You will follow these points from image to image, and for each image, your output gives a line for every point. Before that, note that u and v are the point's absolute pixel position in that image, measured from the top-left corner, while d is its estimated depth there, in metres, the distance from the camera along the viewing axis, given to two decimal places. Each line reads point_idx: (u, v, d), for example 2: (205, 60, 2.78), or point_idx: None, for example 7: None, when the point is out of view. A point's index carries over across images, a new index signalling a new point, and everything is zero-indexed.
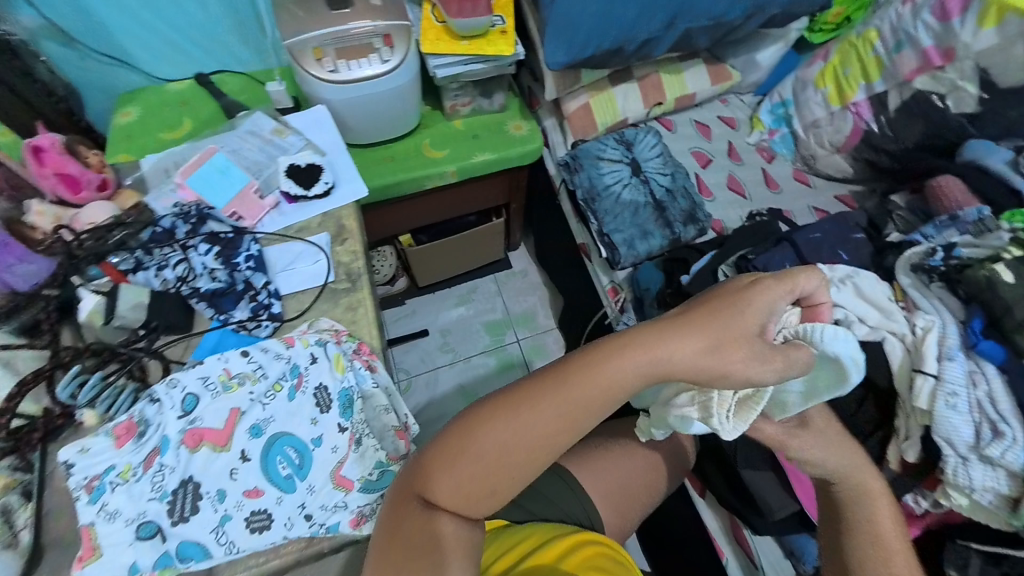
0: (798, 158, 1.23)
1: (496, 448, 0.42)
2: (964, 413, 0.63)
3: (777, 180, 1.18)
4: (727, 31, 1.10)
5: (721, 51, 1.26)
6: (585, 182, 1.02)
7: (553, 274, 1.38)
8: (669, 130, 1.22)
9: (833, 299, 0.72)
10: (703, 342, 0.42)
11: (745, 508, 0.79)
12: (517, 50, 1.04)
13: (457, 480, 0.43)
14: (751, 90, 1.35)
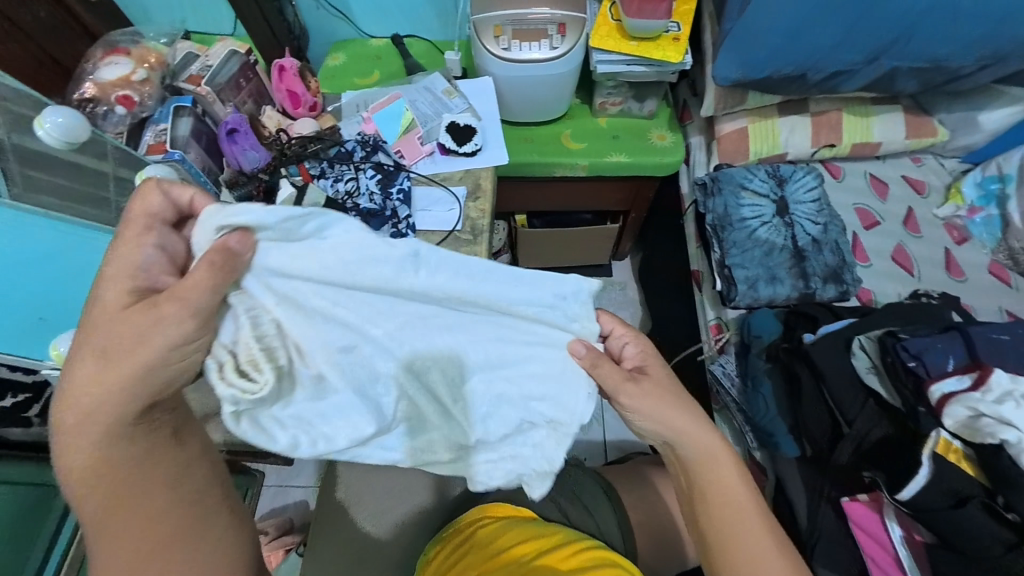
0: (1001, 248, 1.01)
1: (101, 454, 0.44)
2: None
3: (962, 267, 0.99)
4: (946, 78, 0.93)
5: (931, 101, 1.07)
6: (719, 208, 0.95)
7: (652, 294, 1.33)
8: (834, 177, 1.08)
9: (1003, 416, 0.57)
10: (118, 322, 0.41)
11: None
12: (685, 59, 1.01)
13: (107, 513, 0.45)
14: (958, 154, 1.12)
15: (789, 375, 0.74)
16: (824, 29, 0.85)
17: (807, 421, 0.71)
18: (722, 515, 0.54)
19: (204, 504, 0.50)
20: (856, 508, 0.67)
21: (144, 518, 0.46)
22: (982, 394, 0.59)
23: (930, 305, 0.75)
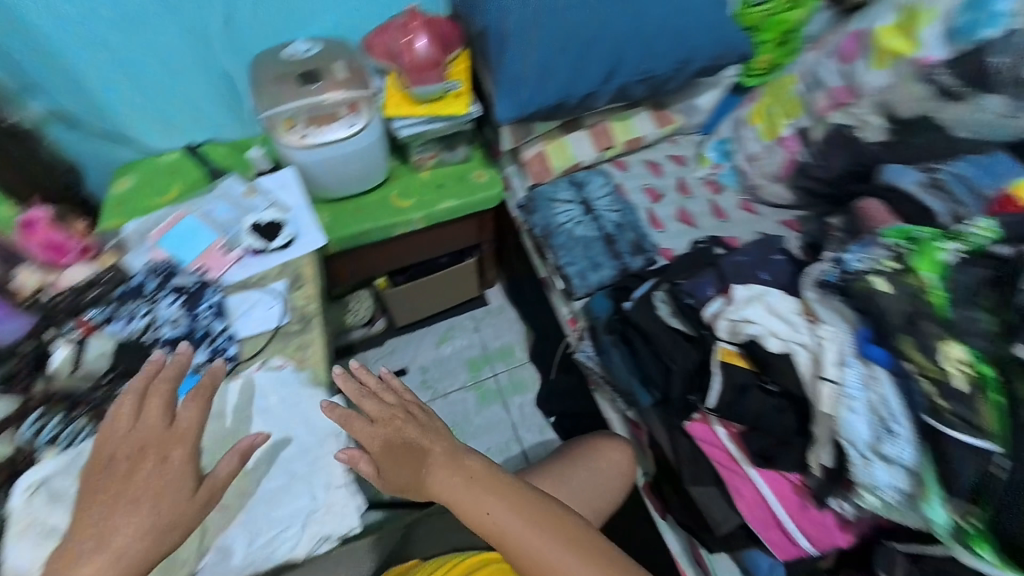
0: (743, 189, 1.23)
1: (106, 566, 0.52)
2: (862, 414, 0.66)
3: (725, 211, 1.22)
4: (661, 82, 1.21)
5: (663, 98, 1.38)
6: (540, 221, 1.12)
7: (526, 309, 1.43)
8: (622, 170, 1.30)
9: (740, 317, 0.77)
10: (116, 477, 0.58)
11: (692, 524, 0.77)
12: (473, 108, 1.14)
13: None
14: (696, 130, 1.42)
15: (624, 340, 0.87)
16: (562, 70, 1.09)
17: (650, 374, 0.83)
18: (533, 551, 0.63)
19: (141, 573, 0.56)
20: (698, 425, 0.78)
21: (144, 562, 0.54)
22: (728, 301, 0.80)
23: (703, 249, 0.93)
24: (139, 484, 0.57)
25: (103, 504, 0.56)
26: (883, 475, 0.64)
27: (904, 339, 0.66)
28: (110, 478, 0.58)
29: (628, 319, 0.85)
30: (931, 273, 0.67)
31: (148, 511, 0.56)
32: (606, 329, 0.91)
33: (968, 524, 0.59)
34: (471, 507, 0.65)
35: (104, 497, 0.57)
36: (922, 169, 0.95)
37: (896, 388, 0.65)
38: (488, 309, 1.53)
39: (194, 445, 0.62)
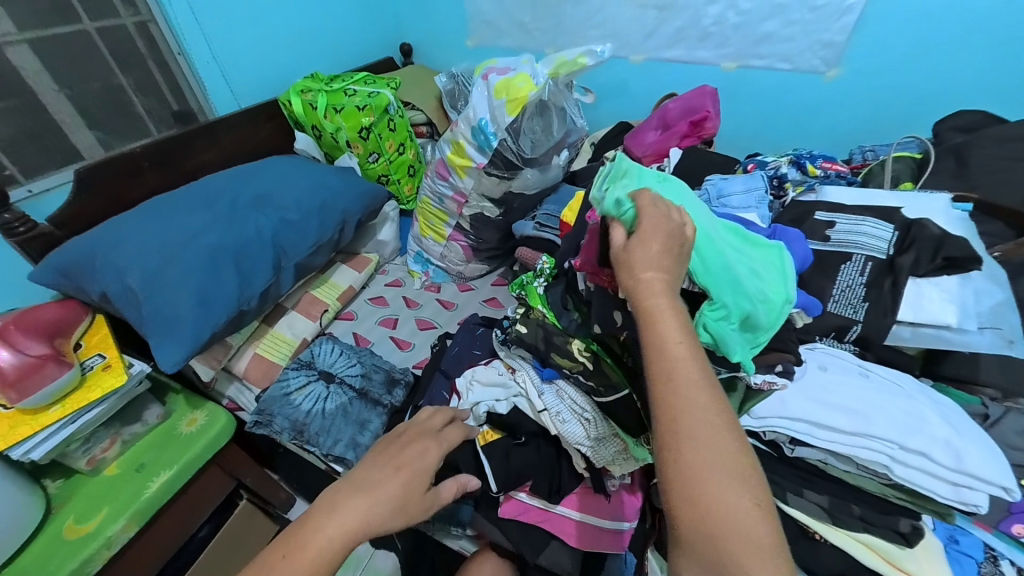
0: (453, 276, 1.45)
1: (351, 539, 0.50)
2: (568, 417, 0.69)
3: (451, 300, 1.39)
4: (335, 243, 1.28)
5: (351, 247, 1.45)
6: (285, 423, 1.02)
7: None
8: (350, 321, 1.32)
9: (469, 405, 0.76)
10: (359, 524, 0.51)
11: None
12: (135, 369, 0.93)
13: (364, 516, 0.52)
14: (397, 253, 1.55)
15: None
16: (219, 284, 1.03)
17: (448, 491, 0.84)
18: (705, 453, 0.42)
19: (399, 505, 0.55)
20: (509, 505, 0.77)
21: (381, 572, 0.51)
22: (460, 397, 0.79)
23: (437, 351, 0.98)
24: (407, 459, 0.59)
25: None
26: (607, 452, 0.68)
27: (551, 353, 0.72)
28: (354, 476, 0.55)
29: None
30: (540, 306, 0.75)
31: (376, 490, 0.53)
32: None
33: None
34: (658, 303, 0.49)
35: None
36: (533, 216, 1.25)
37: (572, 386, 0.71)
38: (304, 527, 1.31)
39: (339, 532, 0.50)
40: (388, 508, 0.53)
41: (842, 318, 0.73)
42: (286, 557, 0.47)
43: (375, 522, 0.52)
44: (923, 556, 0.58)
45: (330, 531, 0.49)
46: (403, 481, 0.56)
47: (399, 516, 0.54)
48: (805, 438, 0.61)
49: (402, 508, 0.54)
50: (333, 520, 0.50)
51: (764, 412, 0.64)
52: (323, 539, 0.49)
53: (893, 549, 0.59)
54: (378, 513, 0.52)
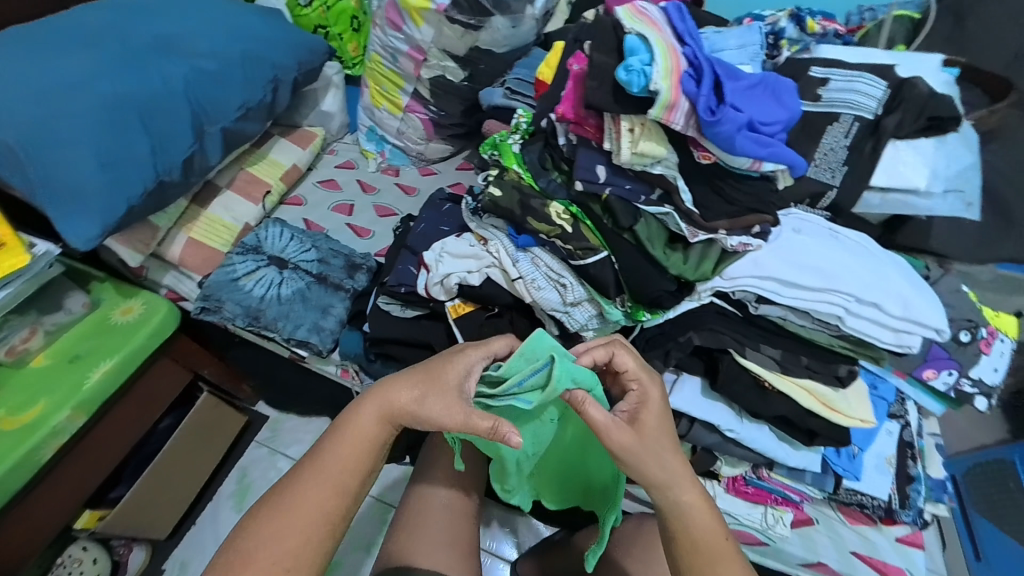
0: (413, 159, 1.30)
1: (340, 468, 0.58)
2: (544, 283, 0.66)
3: (411, 186, 1.26)
4: (270, 110, 1.08)
5: (289, 120, 1.25)
6: (237, 309, 0.94)
7: (302, 396, 1.21)
8: (300, 206, 1.18)
9: (440, 275, 0.71)
10: (354, 458, 0.59)
11: None
12: (39, 248, 0.78)
13: (346, 453, 0.59)
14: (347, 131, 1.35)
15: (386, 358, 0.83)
16: (126, 148, 0.85)
17: None
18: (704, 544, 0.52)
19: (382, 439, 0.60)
20: None
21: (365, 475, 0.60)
22: (429, 270, 0.73)
23: (400, 231, 0.89)
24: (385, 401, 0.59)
25: (269, 512, 0.56)
26: (582, 317, 0.66)
27: (526, 218, 0.66)
28: (341, 433, 0.60)
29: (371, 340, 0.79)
30: (515, 167, 0.69)
31: (354, 422, 0.60)
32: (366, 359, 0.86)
33: (638, 312, 0.66)
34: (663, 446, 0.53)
35: (276, 512, 0.56)
36: (501, 82, 1.09)
37: (547, 252, 0.67)
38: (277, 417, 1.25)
39: (340, 459, 0.59)
40: (408, 394, 0.58)
41: (820, 184, 0.72)
42: (328, 463, 0.58)
43: (397, 409, 0.59)
44: (853, 397, 0.65)
45: (351, 435, 0.59)
46: (431, 381, 0.57)
47: (424, 403, 0.57)
48: (771, 297, 0.62)
49: (419, 394, 0.58)
50: (327, 463, 0.58)
51: (737, 273, 0.63)
52: (352, 440, 0.59)
53: (829, 392, 0.64)
54: (404, 401, 0.57)
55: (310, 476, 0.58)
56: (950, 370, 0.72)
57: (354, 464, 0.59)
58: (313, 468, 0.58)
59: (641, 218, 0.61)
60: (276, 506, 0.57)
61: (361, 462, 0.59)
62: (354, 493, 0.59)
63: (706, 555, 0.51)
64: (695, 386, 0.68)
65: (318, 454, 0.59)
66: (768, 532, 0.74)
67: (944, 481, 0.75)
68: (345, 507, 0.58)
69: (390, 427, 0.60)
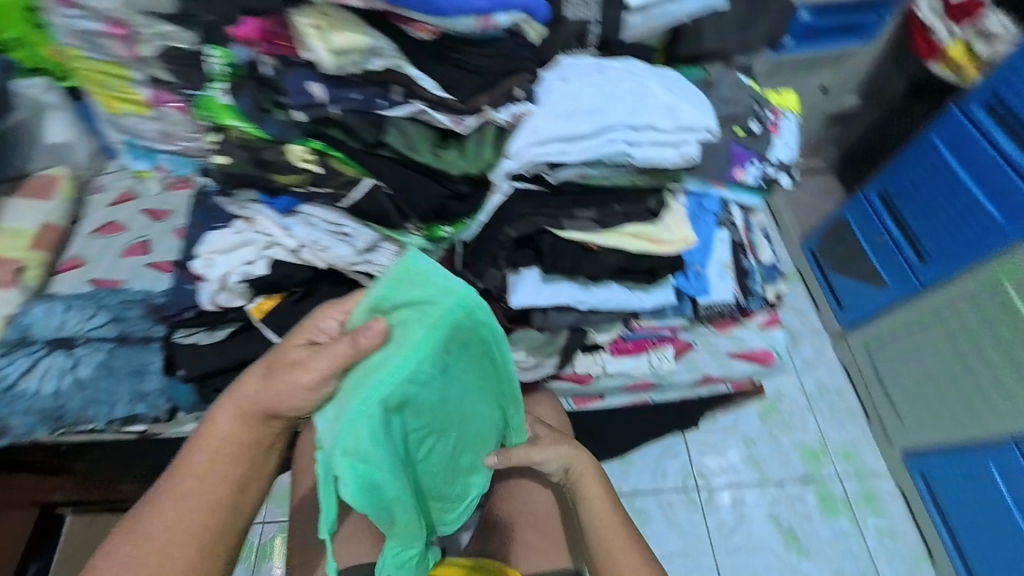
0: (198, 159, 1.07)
1: (200, 474, 0.51)
2: (328, 241, 0.57)
3: None
4: None
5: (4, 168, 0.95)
6: (30, 417, 0.77)
7: None
8: (78, 268, 0.92)
9: (217, 279, 0.60)
10: (215, 463, 0.51)
11: None
12: None
13: (206, 460, 0.51)
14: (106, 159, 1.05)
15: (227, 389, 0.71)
16: None
17: None
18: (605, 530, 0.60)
19: (248, 442, 0.51)
20: None
21: (233, 483, 0.52)
22: (206, 280, 0.61)
23: None
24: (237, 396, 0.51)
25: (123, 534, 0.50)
26: (385, 259, 0.59)
27: (271, 177, 0.55)
28: (200, 437, 0.52)
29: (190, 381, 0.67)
30: (234, 122, 0.55)
31: (213, 426, 0.51)
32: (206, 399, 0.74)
33: (432, 231, 0.59)
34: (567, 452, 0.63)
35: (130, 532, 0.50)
36: None
37: (316, 207, 0.57)
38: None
39: (198, 465, 0.51)
40: (257, 380, 0.50)
41: (580, 21, 0.67)
42: (188, 471, 0.51)
43: (250, 402, 0.50)
44: (671, 222, 0.67)
45: (210, 440, 0.51)
46: (271, 364, 0.48)
47: (270, 390, 0.48)
48: (559, 160, 0.58)
49: (265, 375, 0.49)
50: (189, 470, 0.51)
51: (519, 147, 0.58)
52: (212, 445, 0.51)
53: (649, 228, 0.65)
54: (249, 391, 0.49)
55: (171, 487, 0.51)
56: (754, 162, 0.76)
57: (218, 469, 0.51)
58: (172, 480, 0.51)
59: (387, 128, 0.53)
60: (134, 525, 0.50)
61: (228, 469, 0.51)
62: (225, 502, 0.51)
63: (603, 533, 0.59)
64: (535, 276, 0.65)
65: (181, 460, 0.52)
66: (659, 373, 0.80)
67: (773, 262, 0.82)
68: (223, 516, 0.51)
69: (248, 423, 0.51)
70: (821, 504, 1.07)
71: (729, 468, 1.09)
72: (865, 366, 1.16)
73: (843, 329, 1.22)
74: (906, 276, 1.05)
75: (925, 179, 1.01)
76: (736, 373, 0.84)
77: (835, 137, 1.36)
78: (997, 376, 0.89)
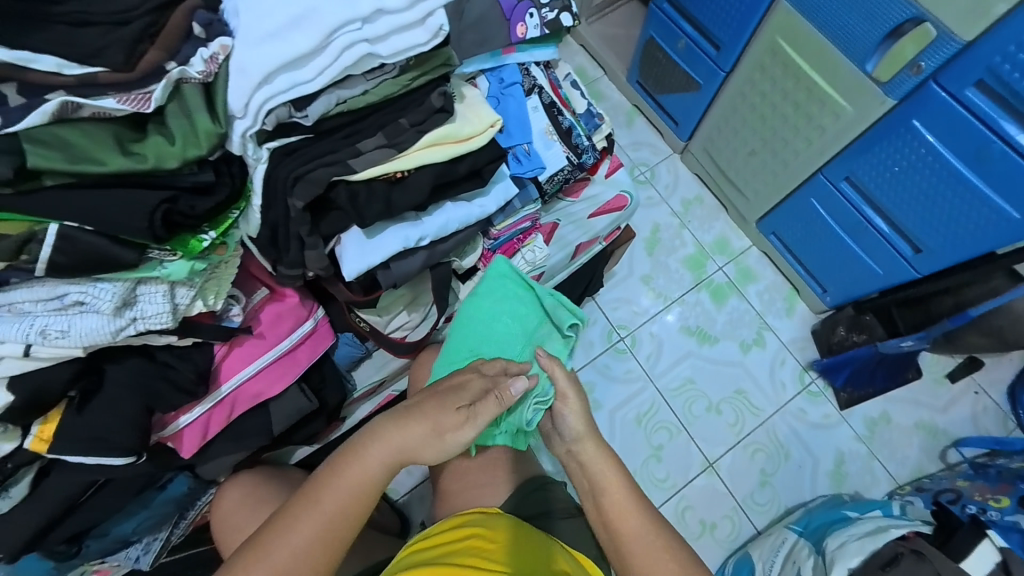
0: None
1: (323, 515, 0.49)
2: (59, 322, 0.43)
3: None
4: None
5: None
6: None
7: None
8: None
9: None
10: (343, 502, 0.50)
11: (326, 420, 0.72)
12: None
13: (333, 508, 0.50)
14: None
15: (81, 535, 0.59)
16: None
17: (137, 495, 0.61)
18: (623, 525, 0.56)
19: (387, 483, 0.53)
20: (187, 442, 0.57)
21: (352, 526, 0.51)
22: None
23: None
24: (404, 440, 0.53)
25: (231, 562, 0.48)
26: (152, 304, 0.45)
27: None
28: (325, 476, 0.51)
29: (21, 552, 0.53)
30: None
31: (358, 461, 0.52)
32: (60, 560, 0.60)
33: (187, 245, 0.45)
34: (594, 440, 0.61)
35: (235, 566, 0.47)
36: None
37: (20, 291, 0.43)
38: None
39: (323, 505, 0.50)
40: (429, 433, 0.54)
41: None
42: (317, 505, 0.50)
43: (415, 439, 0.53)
44: (469, 113, 0.59)
45: (351, 473, 0.51)
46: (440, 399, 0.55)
47: (450, 421, 0.54)
48: (300, 93, 0.46)
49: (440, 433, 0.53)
50: (313, 507, 0.49)
51: (241, 99, 0.45)
52: (349, 481, 0.51)
53: (450, 129, 0.57)
54: (415, 431, 0.53)
55: (289, 518, 0.49)
56: (530, 12, 0.69)
57: (349, 508, 0.51)
58: (296, 511, 0.49)
59: (30, 148, 0.38)
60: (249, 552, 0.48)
61: (356, 506, 0.51)
62: (343, 544, 0.51)
63: (621, 528, 0.56)
64: (357, 235, 0.58)
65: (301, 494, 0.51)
66: (538, 265, 0.80)
67: (589, 109, 0.81)
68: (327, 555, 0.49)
69: (395, 471, 0.53)
70: (714, 297, 1.24)
71: (644, 310, 1.22)
72: (710, 168, 1.28)
73: (684, 143, 1.32)
74: (711, 70, 1.10)
75: None
76: (601, 230, 0.85)
77: None
78: (797, 131, 1.01)
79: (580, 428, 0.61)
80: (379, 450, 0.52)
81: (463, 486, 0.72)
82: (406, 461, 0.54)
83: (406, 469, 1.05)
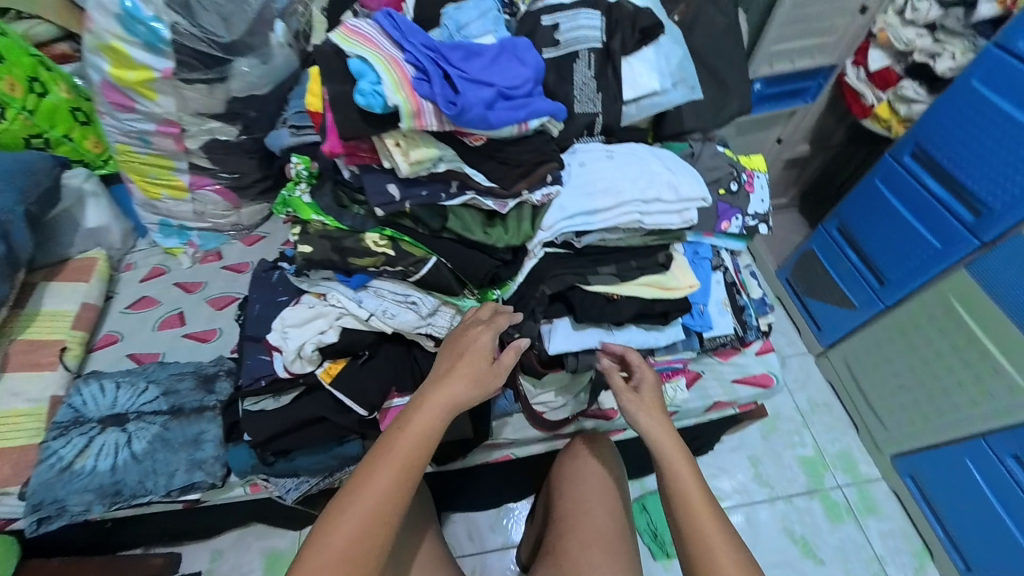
0: (230, 232, 1.19)
1: (398, 463, 0.57)
2: (395, 308, 0.68)
3: (239, 262, 1.16)
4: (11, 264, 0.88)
5: (45, 258, 1.01)
6: (85, 495, 0.80)
7: (220, 534, 1.05)
8: (115, 343, 1.02)
9: (292, 348, 0.67)
10: (413, 454, 0.58)
11: (462, 448, 0.86)
12: None
13: (404, 456, 0.57)
14: (135, 237, 1.18)
15: (285, 452, 0.77)
16: None
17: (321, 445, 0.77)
18: None
19: (437, 434, 0.59)
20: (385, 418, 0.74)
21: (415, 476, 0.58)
22: (281, 351, 0.69)
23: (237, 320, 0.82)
24: (451, 389, 0.60)
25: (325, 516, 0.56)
26: (445, 319, 0.70)
27: (349, 260, 0.66)
28: (396, 427, 0.59)
29: (256, 443, 0.72)
30: (315, 216, 0.67)
31: (418, 409, 0.60)
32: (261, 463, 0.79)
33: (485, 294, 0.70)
34: (714, 520, 0.60)
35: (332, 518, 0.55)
36: (280, 124, 1.02)
37: (385, 282, 0.68)
38: (213, 549, 1.04)
39: (394, 451, 0.57)
40: (465, 387, 0.61)
41: (589, 114, 0.81)
42: (389, 453, 0.57)
43: (454, 391, 0.61)
44: (677, 272, 0.78)
45: (416, 425, 0.59)
46: (461, 352, 0.63)
47: (477, 374, 0.62)
48: (586, 229, 0.71)
49: (478, 388, 0.61)
50: (389, 454, 0.57)
51: (551, 221, 0.70)
52: (414, 431, 0.58)
53: (659, 278, 0.77)
54: (455, 381, 0.61)
55: (371, 465, 0.57)
56: (737, 215, 0.91)
57: (413, 457, 0.58)
58: (374, 461, 0.57)
59: (448, 215, 0.65)
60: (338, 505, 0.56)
61: (419, 456, 0.58)
62: (405, 494, 0.57)
63: None
64: (566, 325, 0.76)
65: (377, 446, 0.58)
66: (674, 402, 0.90)
67: (763, 298, 0.95)
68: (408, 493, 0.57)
69: (448, 421, 0.60)
70: (827, 513, 1.16)
71: (742, 488, 1.18)
72: (848, 382, 1.28)
73: (823, 348, 1.36)
74: (870, 299, 1.19)
75: (876, 213, 1.16)
76: (741, 397, 0.93)
77: (794, 178, 1.63)
78: (963, 385, 1.02)
79: (704, 508, 0.60)
80: (435, 397, 0.60)
81: (579, 559, 0.75)
82: (449, 413, 0.60)
83: (468, 529, 1.10)
